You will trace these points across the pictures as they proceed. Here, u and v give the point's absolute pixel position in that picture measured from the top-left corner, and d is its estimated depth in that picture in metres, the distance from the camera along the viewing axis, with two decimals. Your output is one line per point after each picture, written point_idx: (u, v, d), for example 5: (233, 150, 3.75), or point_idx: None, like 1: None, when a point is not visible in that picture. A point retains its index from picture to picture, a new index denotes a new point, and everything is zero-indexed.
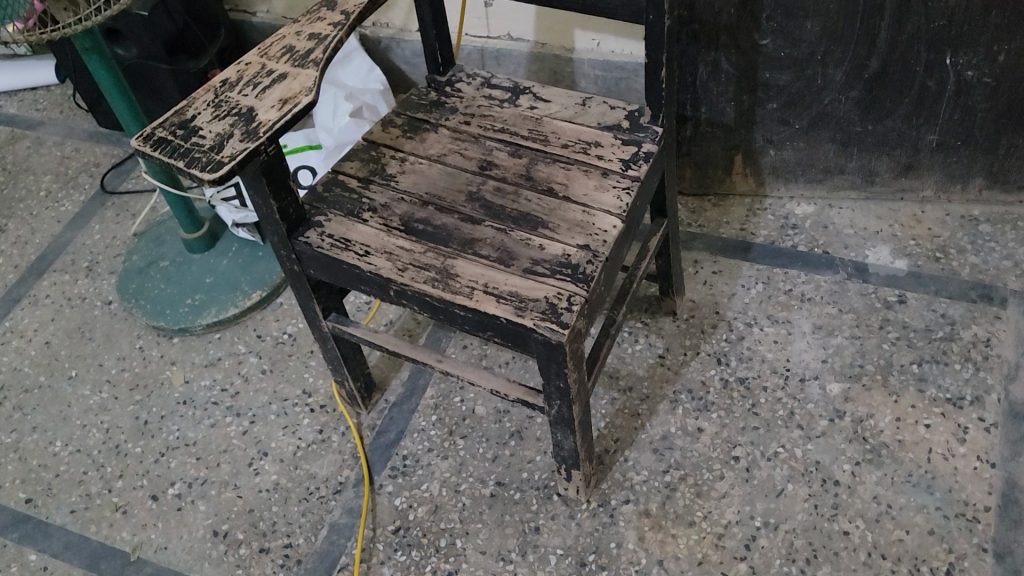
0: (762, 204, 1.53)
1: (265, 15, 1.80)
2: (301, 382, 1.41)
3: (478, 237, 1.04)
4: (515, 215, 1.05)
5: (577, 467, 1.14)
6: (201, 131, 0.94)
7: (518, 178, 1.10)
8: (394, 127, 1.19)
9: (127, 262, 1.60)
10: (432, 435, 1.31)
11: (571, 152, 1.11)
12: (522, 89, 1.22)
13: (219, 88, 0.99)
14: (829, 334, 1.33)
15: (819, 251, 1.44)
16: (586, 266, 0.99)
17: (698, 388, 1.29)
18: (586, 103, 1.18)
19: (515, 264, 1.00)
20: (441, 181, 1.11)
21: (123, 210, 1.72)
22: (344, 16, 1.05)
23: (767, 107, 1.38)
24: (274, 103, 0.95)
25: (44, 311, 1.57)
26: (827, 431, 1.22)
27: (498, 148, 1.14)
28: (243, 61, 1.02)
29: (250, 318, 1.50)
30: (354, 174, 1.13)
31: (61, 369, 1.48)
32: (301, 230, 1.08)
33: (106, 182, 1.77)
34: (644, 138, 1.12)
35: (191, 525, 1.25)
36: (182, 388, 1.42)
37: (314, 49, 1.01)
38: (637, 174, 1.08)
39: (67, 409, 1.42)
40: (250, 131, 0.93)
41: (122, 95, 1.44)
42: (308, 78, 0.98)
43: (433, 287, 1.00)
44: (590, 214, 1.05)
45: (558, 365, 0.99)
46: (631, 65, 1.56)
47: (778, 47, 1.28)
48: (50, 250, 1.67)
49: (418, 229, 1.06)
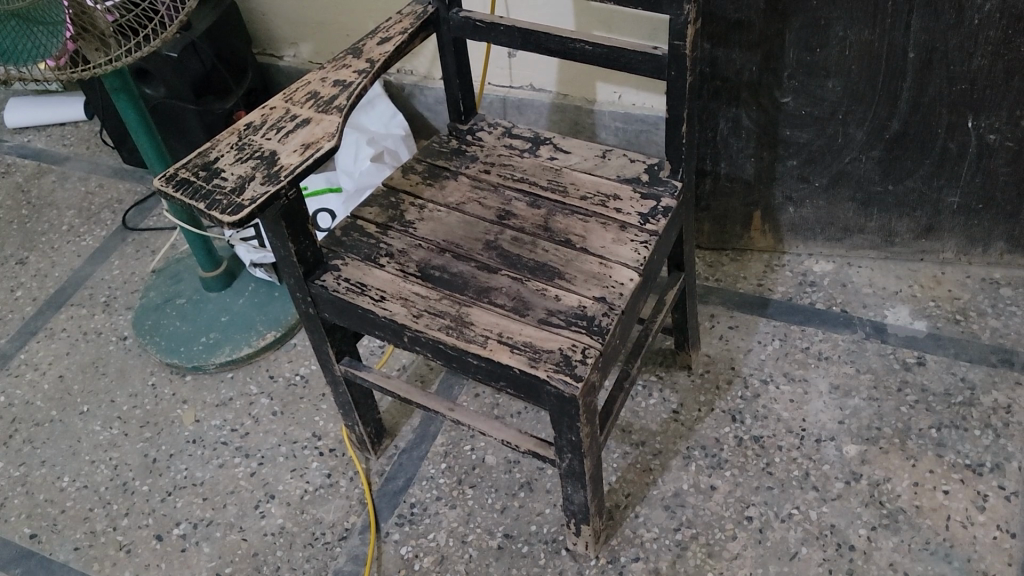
0: (781, 260, 1.51)
1: (292, 59, 1.83)
2: (311, 425, 1.39)
3: (495, 286, 1.04)
4: (532, 265, 1.05)
5: (587, 522, 1.12)
6: (223, 173, 0.94)
7: (538, 229, 1.10)
8: (414, 174, 1.19)
9: (145, 298, 1.60)
10: (440, 484, 1.29)
11: (590, 204, 1.11)
12: (542, 139, 1.22)
13: (243, 131, 1.00)
14: (846, 394, 1.31)
15: (838, 309, 1.42)
16: (602, 318, 0.99)
17: (712, 445, 1.28)
18: (606, 155, 1.18)
19: (530, 315, 1.00)
20: (459, 228, 1.11)
21: (143, 247, 1.73)
22: (369, 64, 1.07)
23: (787, 164, 1.37)
24: (296, 148, 0.97)
25: (59, 345, 1.58)
26: (843, 494, 1.19)
27: (517, 198, 1.14)
28: (268, 105, 1.03)
29: (264, 359, 1.50)
30: (373, 220, 1.14)
31: (72, 404, 1.48)
32: (318, 272, 1.09)
33: (128, 219, 1.79)
34: (663, 192, 1.11)
35: (193, 568, 1.24)
36: (192, 427, 1.42)
37: (339, 96, 1.03)
38: (656, 228, 1.07)
39: (77, 444, 1.42)
40: (271, 174, 0.94)
41: (148, 134, 1.46)
42: (332, 124, 0.99)
43: (447, 334, 1.00)
44: (607, 266, 1.04)
45: (570, 419, 0.97)
46: (651, 119, 1.57)
47: (799, 105, 1.29)
48: (69, 284, 1.68)
49: (435, 276, 1.06)
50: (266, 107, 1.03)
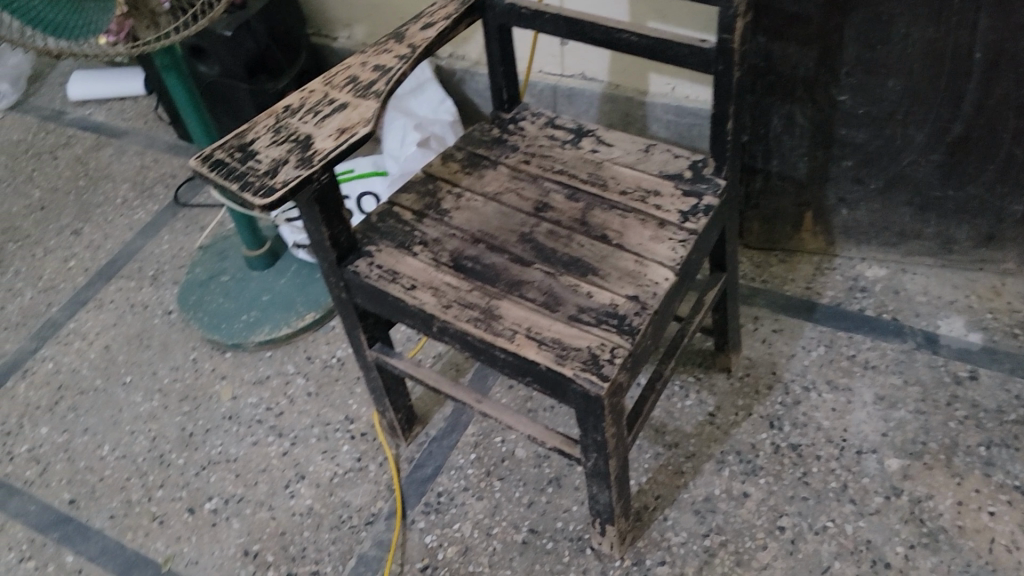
0: (831, 263, 1.46)
1: (346, 41, 1.83)
2: (345, 408, 1.40)
3: (527, 280, 1.02)
4: (566, 260, 1.03)
5: (611, 522, 1.10)
6: (258, 155, 0.94)
7: (575, 223, 1.08)
8: (454, 162, 1.18)
9: (191, 273, 1.62)
10: (469, 474, 1.28)
11: (629, 200, 1.08)
12: (585, 130, 1.19)
13: (280, 114, 0.99)
14: (891, 406, 1.26)
15: (888, 317, 1.37)
16: (633, 318, 0.96)
17: (747, 451, 1.25)
18: (649, 149, 1.15)
19: (561, 311, 0.98)
20: (494, 219, 1.10)
21: (192, 222, 1.75)
22: (410, 49, 1.05)
23: (841, 165, 1.33)
24: (332, 132, 0.96)
25: (107, 316, 1.61)
26: (881, 508, 1.15)
27: (555, 190, 1.12)
28: (308, 88, 1.02)
29: (302, 339, 1.51)
30: (410, 207, 1.13)
31: (116, 375, 1.51)
32: (351, 258, 1.08)
33: (179, 194, 1.81)
34: (706, 190, 1.08)
35: (222, 542, 1.25)
36: (229, 404, 1.44)
37: (377, 81, 1.02)
38: (696, 227, 1.04)
39: (118, 415, 1.45)
40: (305, 158, 0.93)
41: (195, 112, 1.48)
42: (368, 110, 0.98)
43: (475, 326, 0.98)
44: (642, 264, 1.02)
45: (596, 418, 0.95)
46: (704, 112, 1.54)
47: (856, 104, 1.25)
48: (120, 256, 1.71)
49: (467, 267, 1.05)
50: (304, 90, 1.02)
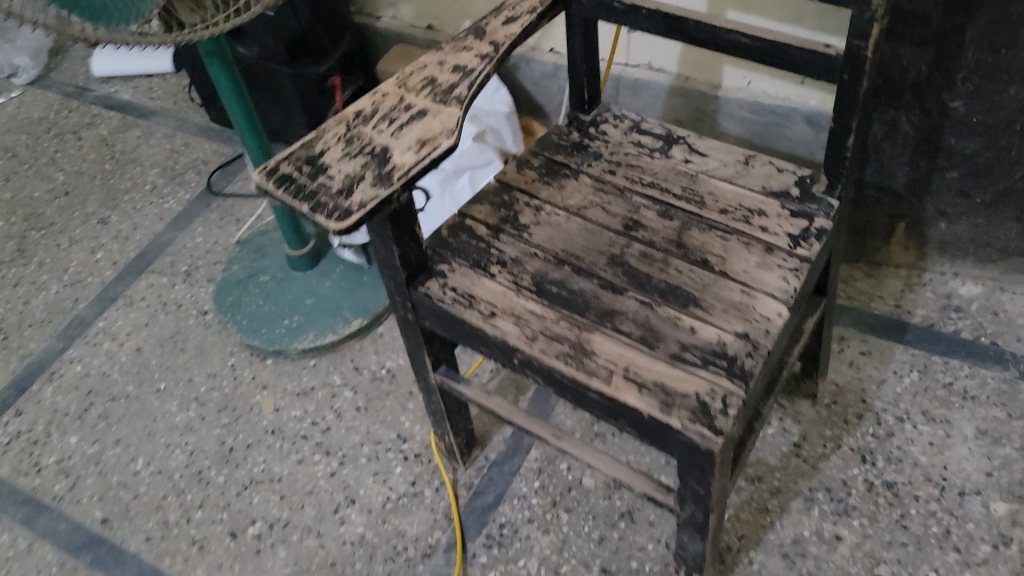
0: (921, 278, 1.35)
1: (391, 21, 1.71)
2: (396, 425, 1.30)
3: (620, 311, 0.92)
4: (664, 288, 0.93)
5: (699, 571, 1.01)
6: (329, 170, 0.83)
7: (671, 246, 0.97)
8: (530, 170, 1.07)
9: (228, 271, 1.52)
10: (533, 504, 1.19)
11: (730, 220, 0.98)
12: (674, 137, 1.08)
13: (351, 120, 0.88)
14: (995, 442, 1.16)
15: (987, 341, 1.26)
16: (744, 359, 0.86)
17: (838, 488, 1.15)
18: (749, 161, 1.04)
19: (662, 349, 0.88)
20: (580, 237, 0.99)
21: (227, 214, 1.65)
22: (493, 47, 0.94)
23: (945, 176, 1.22)
24: (411, 144, 0.85)
25: (138, 315, 1.51)
26: (990, 559, 1.06)
27: (646, 206, 1.01)
28: (380, 91, 0.91)
29: (348, 347, 1.41)
30: (483, 220, 1.02)
31: (149, 381, 1.42)
32: (421, 278, 0.98)
33: (212, 182, 1.71)
34: (816, 210, 0.97)
35: (268, 573, 1.16)
36: (271, 417, 1.34)
37: (458, 84, 0.90)
38: (808, 253, 0.93)
39: (152, 425, 1.36)
40: (382, 175, 0.82)
41: (240, 103, 1.38)
42: (450, 118, 0.87)
43: (565, 363, 0.88)
44: (750, 295, 0.91)
45: (700, 471, 0.85)
46: (784, 109, 1.42)
47: (971, 111, 1.13)
48: (150, 249, 1.61)
49: (552, 294, 0.94)
50: (376, 93, 0.91)
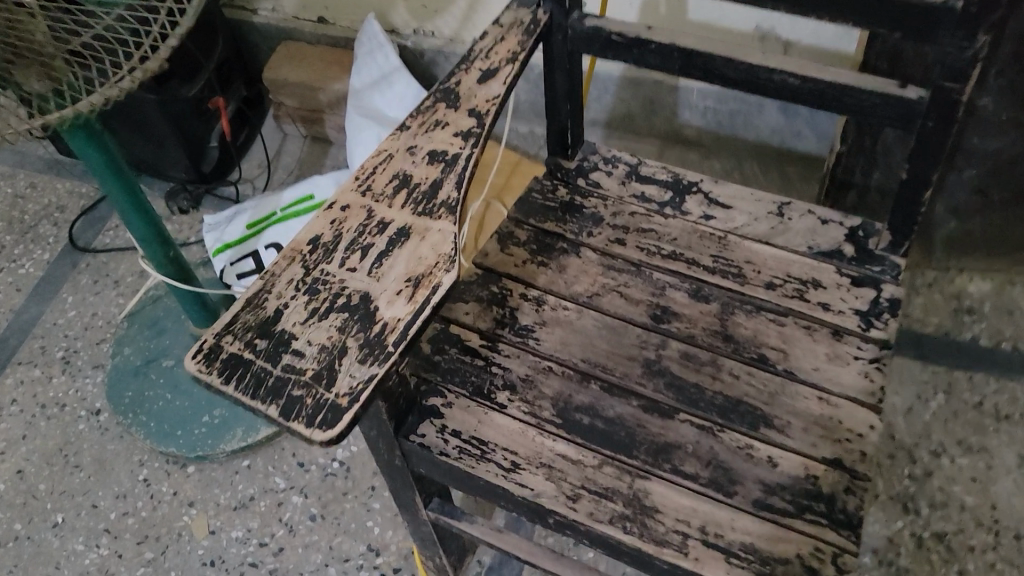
0: (924, 278, 1.22)
1: (269, 13, 1.41)
2: (364, 534, 1.09)
3: (674, 443, 0.73)
4: (723, 403, 0.74)
5: None
6: (294, 343, 0.60)
7: (715, 339, 0.78)
8: (517, 245, 0.85)
9: (118, 357, 1.24)
10: None
11: (781, 296, 0.79)
12: (685, 184, 0.88)
13: (308, 255, 0.65)
14: None
15: (1008, 348, 1.15)
16: (846, 498, 0.69)
17: (885, 549, 1.02)
18: (783, 211, 0.85)
19: (739, 493, 0.70)
20: (601, 339, 0.79)
21: (101, 275, 1.35)
22: (475, 120, 0.71)
23: (962, 175, 1.07)
24: (399, 285, 0.62)
25: (11, 424, 1.22)
26: None
27: (672, 286, 0.81)
28: (338, 204, 0.67)
29: (287, 437, 1.18)
30: (473, 326, 0.80)
31: (42, 513, 1.14)
32: (410, 421, 0.76)
33: (75, 235, 1.41)
34: (881, 273, 0.80)
35: None
36: (206, 542, 1.10)
37: (442, 183, 0.67)
38: (886, 336, 0.76)
39: (56, 573, 1.10)
40: (373, 344, 0.60)
41: (118, 178, 0.95)
42: (444, 236, 0.65)
43: (625, 530, 0.69)
44: (830, 403, 0.74)
45: None
46: (755, 98, 1.23)
47: (1000, 108, 0.98)
48: (11, 332, 1.31)
49: (583, 428, 0.74)
50: (331, 206, 0.68)
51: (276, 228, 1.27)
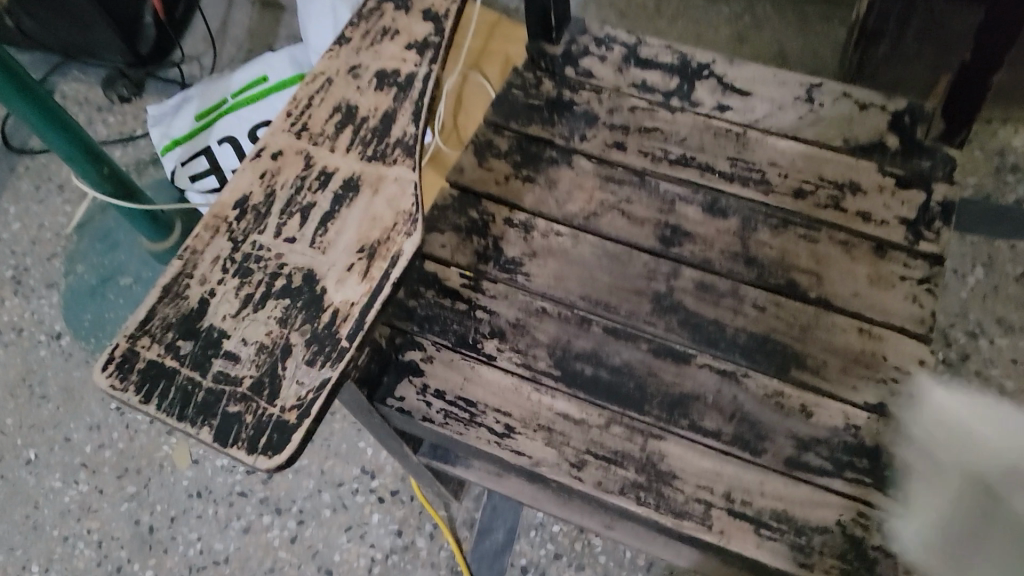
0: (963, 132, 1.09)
1: None
2: (358, 456, 1.02)
3: (694, 393, 0.62)
4: (749, 343, 0.63)
5: None
6: (227, 343, 0.49)
7: (737, 261, 0.66)
8: (498, 157, 0.72)
9: (72, 277, 1.13)
10: (556, 534, 0.95)
11: (811, 206, 0.67)
12: (693, 68, 0.74)
13: (234, 224, 0.52)
14: None
15: None
16: (895, 451, 0.59)
17: None
18: (812, 96, 0.72)
19: (770, 452, 0.60)
20: (602, 270, 0.67)
21: (45, 180, 1.22)
22: (434, 29, 0.57)
23: None
24: (350, 256, 0.50)
25: None
26: None
27: (682, 198, 0.69)
28: (271, 151, 0.55)
29: None
30: (451, 261, 0.69)
31: (13, 450, 1.07)
32: (386, 382, 0.66)
33: (9, 135, 1.26)
34: (932, 170, 0.67)
35: None
36: (191, 473, 1.03)
37: (397, 116, 0.54)
38: (940, 248, 0.64)
39: (36, 513, 1.03)
40: (323, 338, 0.49)
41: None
42: (401, 188, 0.52)
43: (639, 502, 0.60)
44: (875, 335, 0.63)
45: None
46: None
47: None
48: None
49: (587, 380, 0.64)
50: (263, 153, 0.55)
51: (227, 118, 1.12)
